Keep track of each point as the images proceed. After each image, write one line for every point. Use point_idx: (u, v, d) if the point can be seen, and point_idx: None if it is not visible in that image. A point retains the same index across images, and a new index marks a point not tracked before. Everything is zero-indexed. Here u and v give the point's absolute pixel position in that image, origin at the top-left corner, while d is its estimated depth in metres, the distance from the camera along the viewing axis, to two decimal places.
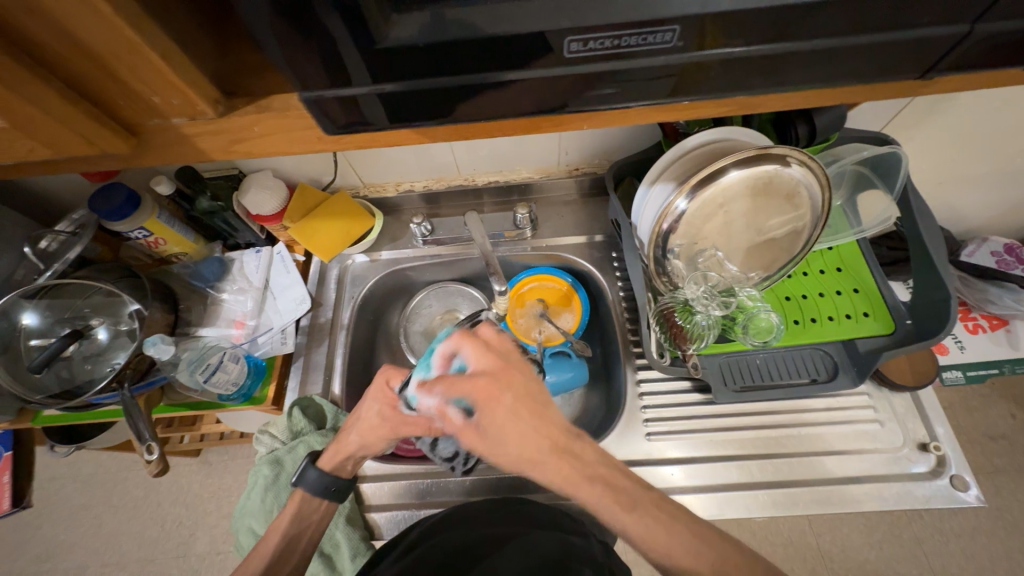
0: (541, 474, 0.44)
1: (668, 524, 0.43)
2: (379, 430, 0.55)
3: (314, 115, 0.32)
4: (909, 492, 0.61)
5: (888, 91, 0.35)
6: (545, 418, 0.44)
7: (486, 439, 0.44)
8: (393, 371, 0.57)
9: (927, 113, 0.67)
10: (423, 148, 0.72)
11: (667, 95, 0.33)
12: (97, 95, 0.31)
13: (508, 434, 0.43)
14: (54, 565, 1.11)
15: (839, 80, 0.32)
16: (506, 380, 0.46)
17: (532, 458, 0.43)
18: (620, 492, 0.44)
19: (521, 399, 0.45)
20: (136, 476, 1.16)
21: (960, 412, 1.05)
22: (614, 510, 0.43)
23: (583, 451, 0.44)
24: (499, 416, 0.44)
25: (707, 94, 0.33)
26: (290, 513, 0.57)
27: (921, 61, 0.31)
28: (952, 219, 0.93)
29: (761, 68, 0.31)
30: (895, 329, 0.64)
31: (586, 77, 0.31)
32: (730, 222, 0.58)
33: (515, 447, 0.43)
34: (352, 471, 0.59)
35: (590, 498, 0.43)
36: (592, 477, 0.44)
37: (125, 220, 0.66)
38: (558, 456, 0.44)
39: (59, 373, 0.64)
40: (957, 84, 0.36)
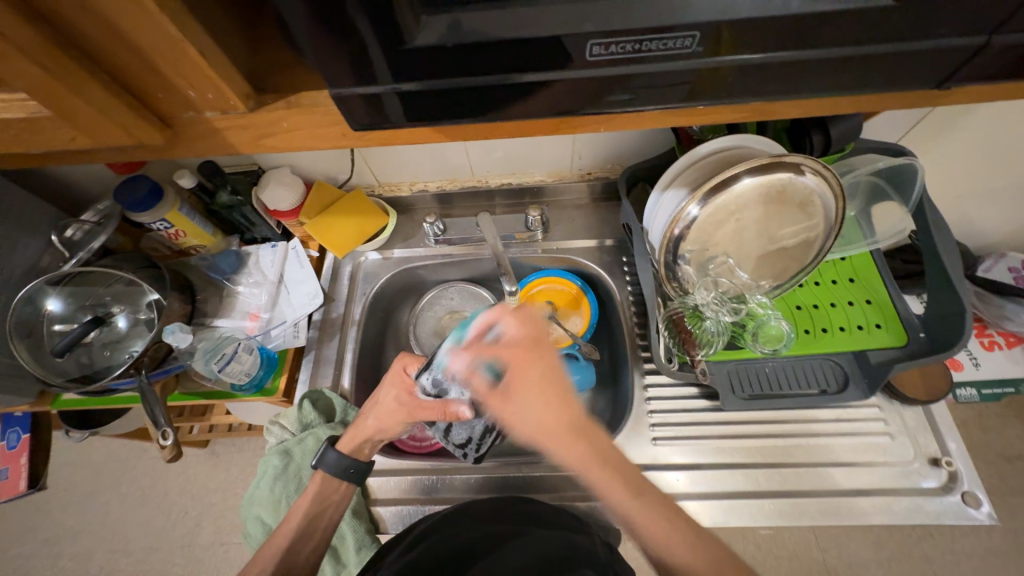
0: (555, 448, 0.46)
1: (671, 518, 0.45)
2: (396, 415, 0.56)
3: (341, 112, 0.33)
4: (919, 507, 0.60)
5: (905, 100, 0.36)
6: (571, 396, 0.46)
7: (509, 405, 0.47)
8: (410, 358, 0.58)
9: (944, 125, 0.66)
10: (438, 149, 0.73)
11: (683, 100, 0.33)
12: (136, 88, 0.32)
13: (532, 405, 0.46)
14: (63, 548, 1.13)
15: (856, 88, 0.33)
16: (540, 353, 0.47)
17: (549, 430, 0.45)
18: (631, 479, 0.45)
19: (550, 374, 0.46)
20: (146, 464, 1.18)
21: (974, 431, 1.03)
22: (620, 495, 0.45)
23: (599, 435, 0.46)
24: (525, 385, 0.46)
25: (723, 99, 0.34)
26: (311, 494, 0.58)
27: (938, 72, 0.31)
28: (969, 233, 0.92)
29: (777, 76, 0.32)
30: (907, 342, 0.64)
31: (605, 79, 0.32)
32: (743, 229, 0.58)
33: (536, 418, 0.46)
34: (368, 455, 0.61)
35: (600, 479, 0.45)
36: (607, 461, 0.46)
37: (148, 211, 0.68)
38: (576, 435, 0.45)
39: (79, 359, 0.66)
40: (974, 96, 0.36)
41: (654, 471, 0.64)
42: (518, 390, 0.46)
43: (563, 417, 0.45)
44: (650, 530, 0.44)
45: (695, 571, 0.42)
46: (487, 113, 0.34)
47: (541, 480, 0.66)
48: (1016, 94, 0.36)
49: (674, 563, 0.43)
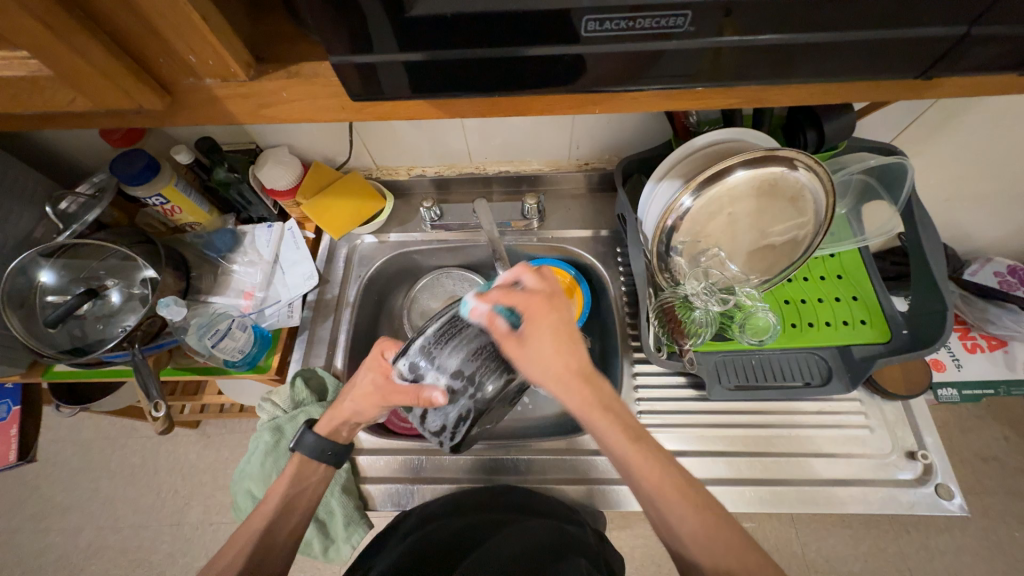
0: (564, 396, 0.44)
1: (666, 465, 0.45)
2: (372, 397, 0.55)
3: (339, 81, 0.34)
4: (894, 497, 0.62)
5: (892, 90, 0.36)
6: (580, 347, 0.45)
7: (527, 352, 0.44)
8: (388, 342, 0.55)
9: (937, 126, 0.67)
10: (437, 133, 0.73)
11: (678, 80, 0.34)
12: (138, 51, 0.33)
13: (548, 354, 0.43)
14: (51, 524, 1.13)
15: (843, 75, 0.34)
16: (558, 303, 0.45)
17: (561, 380, 0.44)
18: (633, 427, 0.45)
19: (566, 323, 0.45)
20: (136, 444, 1.19)
21: (954, 432, 1.06)
22: (620, 443, 0.45)
23: (605, 384, 0.46)
24: (544, 333, 0.43)
25: (714, 82, 0.34)
26: (289, 474, 0.57)
27: (922, 60, 0.32)
28: (957, 236, 0.93)
29: (770, 58, 0.32)
30: (891, 338, 0.65)
31: (599, 57, 0.32)
32: (735, 222, 0.59)
33: (551, 365, 0.43)
34: (347, 438, 0.60)
35: (604, 428, 0.45)
36: (611, 410, 0.45)
37: (143, 186, 0.67)
38: (584, 384, 0.44)
39: (72, 331, 0.66)
40: (959, 88, 0.37)
41: None
42: (534, 336, 0.44)
43: (575, 365, 0.44)
44: (648, 478, 0.44)
45: (688, 519, 0.43)
46: (485, 87, 0.34)
47: (529, 462, 0.66)
48: (1000, 87, 0.37)
49: (670, 513, 0.44)
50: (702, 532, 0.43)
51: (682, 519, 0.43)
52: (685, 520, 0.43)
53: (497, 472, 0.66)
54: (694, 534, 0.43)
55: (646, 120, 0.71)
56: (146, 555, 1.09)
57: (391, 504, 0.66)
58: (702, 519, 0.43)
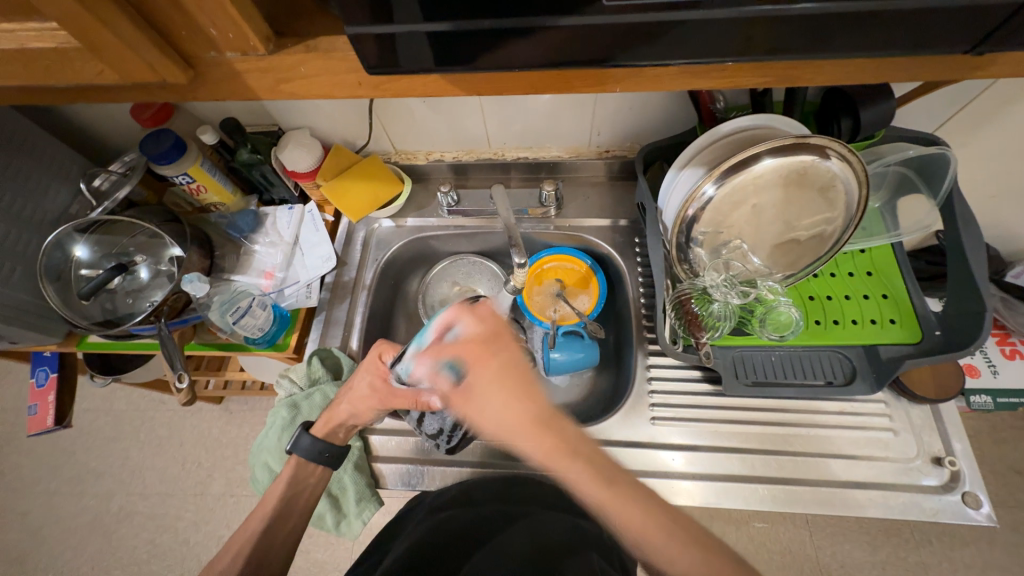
0: (523, 445, 0.43)
1: (642, 504, 0.42)
2: (368, 400, 0.58)
3: (356, 52, 0.34)
4: (917, 503, 0.60)
5: (937, 66, 0.34)
6: (532, 389, 0.45)
7: (472, 402, 0.46)
8: (386, 346, 0.59)
9: (985, 115, 0.63)
10: (457, 117, 0.73)
11: (703, 52, 0.33)
12: (162, 24, 0.33)
13: (491, 400, 0.44)
14: (85, 488, 1.20)
15: (882, 49, 0.32)
16: (495, 347, 0.48)
17: (513, 426, 0.43)
18: (602, 469, 0.43)
19: (508, 366, 0.46)
20: (163, 416, 1.24)
21: (986, 442, 1.01)
22: (592, 488, 0.42)
23: (568, 426, 0.44)
24: (484, 380, 0.45)
25: (743, 56, 0.33)
26: (285, 478, 0.58)
27: (972, 31, 0.30)
28: (1002, 235, 0.88)
29: (803, 31, 0.31)
30: (922, 339, 0.62)
31: (622, 28, 0.31)
32: (760, 212, 0.57)
33: (498, 414, 0.44)
34: (343, 440, 0.62)
35: (571, 476, 0.42)
36: (575, 453, 0.43)
37: (172, 165, 0.69)
38: (539, 428, 0.43)
39: (104, 304, 0.68)
40: (1012, 66, 0.34)
41: (651, 450, 0.65)
42: (477, 386, 0.45)
43: (524, 409, 0.44)
44: (625, 523, 0.41)
45: (671, 558, 0.40)
46: (503, 60, 0.34)
47: None
48: None
49: (657, 558, 0.40)
50: (697, 571, 0.39)
51: (669, 563, 0.40)
52: (675, 563, 0.39)
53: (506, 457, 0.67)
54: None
55: (670, 107, 0.69)
56: (172, 521, 1.15)
57: (401, 483, 0.66)
58: (685, 555, 0.40)
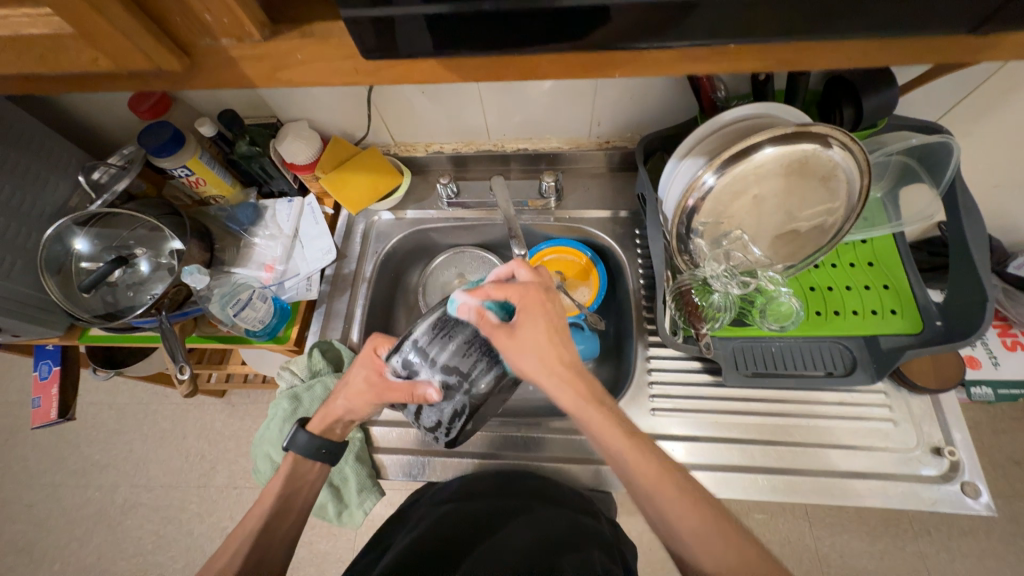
0: (559, 389, 0.47)
1: (657, 459, 0.46)
2: (365, 395, 0.56)
3: (352, 38, 0.33)
4: (916, 493, 0.60)
5: (937, 49, 0.34)
6: (572, 343, 0.48)
7: (519, 340, 0.46)
8: (381, 339, 0.57)
9: (988, 104, 0.62)
10: (456, 109, 0.72)
11: (699, 35, 0.32)
12: (157, 11, 0.33)
13: (540, 342, 0.47)
14: (89, 481, 1.21)
15: (881, 31, 0.31)
16: (548, 298, 0.49)
17: (554, 370, 0.47)
18: (622, 421, 0.47)
19: (558, 317, 0.49)
20: (167, 409, 1.25)
21: (987, 434, 1.01)
22: (614, 437, 0.46)
23: (595, 382, 0.48)
24: (536, 322, 0.47)
25: (739, 39, 0.33)
26: (284, 474, 0.58)
27: (976, 12, 0.30)
28: (1004, 226, 0.87)
29: (803, 13, 0.30)
30: (923, 330, 0.62)
31: (618, 10, 0.31)
32: (761, 202, 0.57)
33: (543, 355, 0.47)
34: (341, 435, 0.62)
35: (597, 422, 0.46)
36: (602, 404, 0.47)
37: (171, 157, 0.69)
38: (574, 376, 0.47)
39: (105, 297, 0.68)
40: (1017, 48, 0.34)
41: (651, 440, 0.65)
42: (529, 327, 0.47)
43: (567, 356, 0.47)
44: (642, 473, 0.44)
45: (683, 512, 0.43)
46: (500, 45, 0.33)
47: (540, 440, 0.68)
48: None
49: (668, 512, 0.44)
50: (700, 522, 0.43)
51: (680, 516, 0.43)
52: (684, 517, 0.43)
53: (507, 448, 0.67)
54: (693, 526, 0.43)
55: (670, 97, 0.68)
56: (176, 513, 1.16)
57: (401, 474, 0.67)
58: (694, 507, 0.44)
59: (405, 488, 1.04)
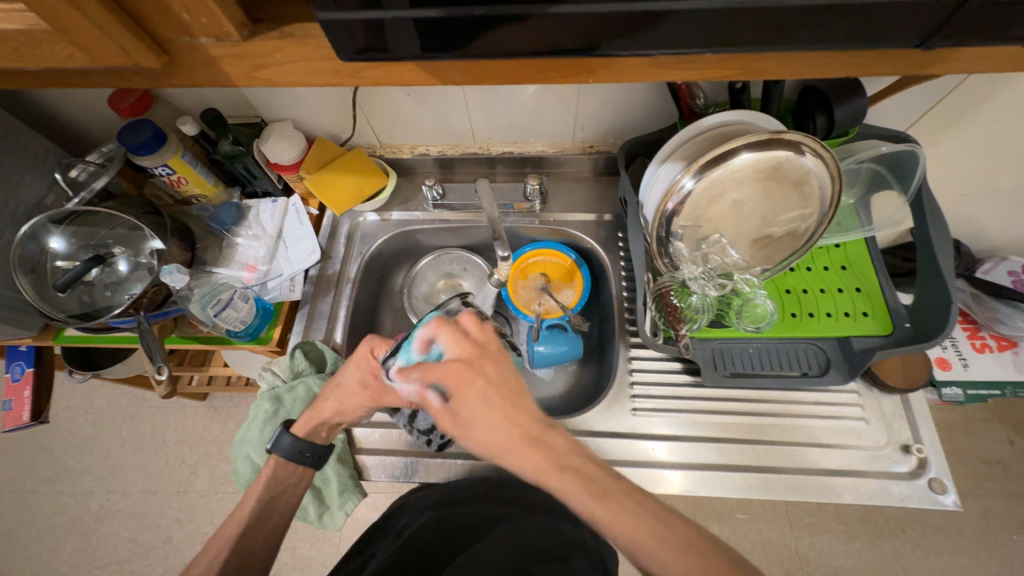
0: (513, 464, 0.44)
1: (635, 511, 0.42)
2: (357, 397, 0.58)
3: (333, 41, 0.34)
4: (885, 490, 0.62)
5: (888, 62, 0.36)
6: (518, 408, 0.45)
7: (459, 423, 0.46)
8: (378, 341, 0.58)
9: (953, 115, 0.65)
10: (442, 111, 0.73)
11: (664, 44, 0.34)
12: (134, 10, 0.34)
13: (479, 420, 0.45)
14: (63, 487, 1.18)
15: (834, 42, 0.33)
16: (480, 368, 0.47)
17: (502, 447, 0.44)
18: (591, 480, 0.43)
19: (495, 387, 0.46)
20: (146, 413, 1.22)
21: (959, 434, 1.04)
22: (582, 500, 0.42)
23: (557, 440, 0.45)
24: (469, 399, 0.46)
25: (701, 47, 0.34)
26: (265, 479, 0.58)
27: (922, 25, 0.31)
28: (972, 233, 0.91)
29: (762, 22, 0.32)
30: (893, 332, 0.64)
31: (590, 18, 0.32)
32: (738, 207, 0.58)
33: (487, 436, 0.44)
34: (325, 438, 0.61)
35: (562, 490, 0.43)
36: (564, 467, 0.43)
37: (151, 156, 0.68)
38: (528, 445, 0.44)
39: (81, 297, 0.67)
40: (961, 60, 0.36)
41: (632, 440, 0.66)
42: (464, 407, 0.46)
43: (512, 429, 0.44)
44: (616, 530, 0.41)
45: (668, 560, 0.40)
46: (478, 46, 0.34)
47: None
48: (1000, 60, 0.36)
49: (652, 564, 0.40)
50: (692, 573, 0.39)
51: (664, 566, 0.40)
52: (669, 567, 0.40)
53: None
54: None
55: (651, 103, 0.70)
56: (154, 519, 1.13)
57: (384, 475, 0.67)
58: (677, 559, 0.40)
59: (389, 492, 1.03)
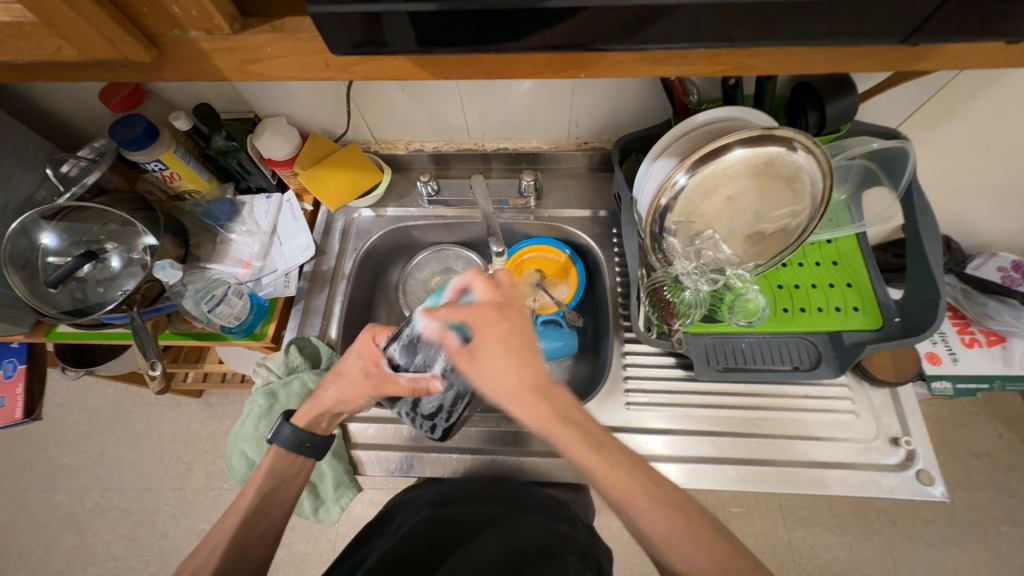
0: (520, 410, 0.44)
1: (629, 469, 0.43)
2: (359, 387, 0.57)
3: (325, 36, 0.34)
4: (875, 481, 0.63)
5: (876, 59, 0.36)
6: (534, 358, 0.46)
7: (474, 363, 0.46)
8: (380, 328, 0.57)
9: (943, 112, 0.66)
10: (436, 107, 0.73)
11: (653, 40, 0.34)
12: (123, 2, 0.34)
13: (493, 364, 0.45)
14: (57, 485, 1.17)
15: (821, 39, 0.34)
16: (506, 313, 0.47)
17: (513, 392, 0.45)
18: (594, 434, 0.44)
19: (514, 334, 0.46)
20: (140, 410, 1.22)
21: (948, 428, 1.06)
22: (581, 452, 0.43)
23: (562, 396, 0.45)
24: (488, 343, 0.46)
25: (690, 43, 0.34)
26: (266, 468, 0.58)
27: (906, 22, 0.32)
28: (962, 230, 0.92)
29: (750, 19, 0.32)
30: (883, 326, 0.65)
31: (578, 12, 0.32)
32: (731, 202, 0.59)
33: (500, 378, 0.45)
34: (325, 429, 0.61)
35: (563, 441, 0.44)
36: (568, 420, 0.44)
37: (143, 151, 0.68)
38: (536, 396, 0.44)
39: (73, 293, 0.67)
40: (946, 56, 0.36)
41: (626, 433, 0.67)
42: (482, 348, 0.46)
43: (526, 376, 0.45)
44: (611, 483, 0.42)
45: (655, 520, 0.41)
46: (469, 41, 0.34)
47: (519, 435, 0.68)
48: (985, 57, 0.36)
49: (640, 522, 0.42)
50: (674, 531, 0.41)
51: (652, 525, 0.41)
52: (655, 525, 0.41)
53: (490, 443, 0.68)
54: (667, 540, 0.41)
55: (645, 99, 0.70)
56: (149, 516, 1.13)
57: (380, 470, 0.67)
58: (665, 517, 0.41)
59: (385, 488, 1.04)
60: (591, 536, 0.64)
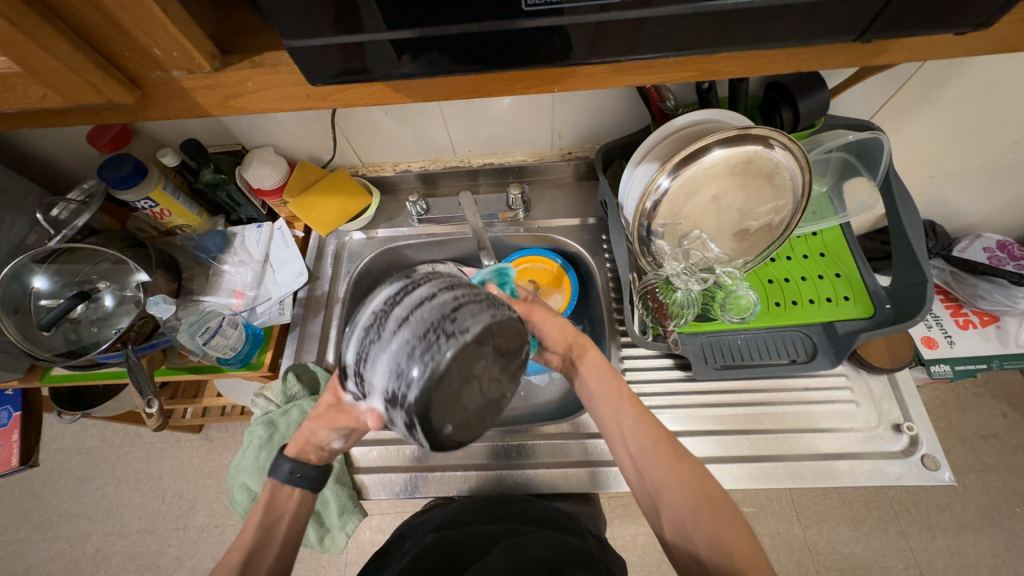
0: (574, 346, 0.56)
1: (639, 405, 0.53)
2: (321, 420, 0.54)
3: (303, 69, 0.35)
4: (881, 470, 0.62)
5: (830, 54, 0.38)
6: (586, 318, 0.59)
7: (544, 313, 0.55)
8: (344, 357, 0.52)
9: (913, 102, 0.67)
10: (421, 128, 0.74)
11: (620, 50, 0.35)
12: (106, 48, 0.35)
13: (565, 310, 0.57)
14: (57, 533, 1.15)
15: (778, 40, 0.35)
16: None
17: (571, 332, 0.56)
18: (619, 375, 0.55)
19: None
20: (140, 450, 1.20)
21: (953, 411, 1.06)
22: (609, 386, 0.53)
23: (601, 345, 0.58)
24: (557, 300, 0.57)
25: (653, 52, 0.36)
26: (263, 504, 0.55)
27: (857, 21, 0.33)
28: (945, 214, 0.93)
29: (708, 28, 0.34)
30: (874, 313, 0.66)
31: (543, 29, 0.33)
32: (713, 202, 0.59)
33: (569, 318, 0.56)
34: (318, 460, 0.57)
35: (600, 375, 0.54)
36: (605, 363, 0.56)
37: (132, 189, 0.68)
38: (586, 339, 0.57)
39: (67, 335, 0.67)
40: (901, 48, 0.38)
41: None
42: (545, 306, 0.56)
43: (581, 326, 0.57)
44: (630, 414, 0.52)
45: (654, 445, 0.50)
46: (441, 61, 0.35)
47: (521, 447, 0.68)
48: (934, 48, 0.38)
49: (641, 448, 0.50)
50: (668, 455, 0.49)
51: (650, 449, 0.50)
52: (655, 449, 0.49)
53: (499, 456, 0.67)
54: (660, 462, 0.49)
55: (625, 108, 0.71)
56: (153, 559, 1.10)
57: (385, 493, 0.67)
58: (662, 444, 0.50)
59: (393, 512, 1.02)
60: (602, 547, 0.63)
